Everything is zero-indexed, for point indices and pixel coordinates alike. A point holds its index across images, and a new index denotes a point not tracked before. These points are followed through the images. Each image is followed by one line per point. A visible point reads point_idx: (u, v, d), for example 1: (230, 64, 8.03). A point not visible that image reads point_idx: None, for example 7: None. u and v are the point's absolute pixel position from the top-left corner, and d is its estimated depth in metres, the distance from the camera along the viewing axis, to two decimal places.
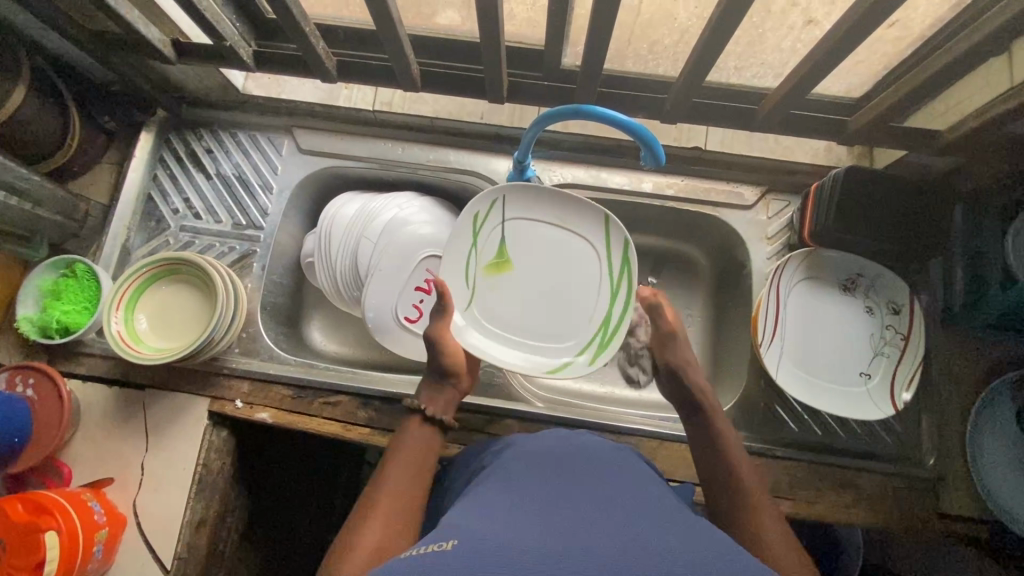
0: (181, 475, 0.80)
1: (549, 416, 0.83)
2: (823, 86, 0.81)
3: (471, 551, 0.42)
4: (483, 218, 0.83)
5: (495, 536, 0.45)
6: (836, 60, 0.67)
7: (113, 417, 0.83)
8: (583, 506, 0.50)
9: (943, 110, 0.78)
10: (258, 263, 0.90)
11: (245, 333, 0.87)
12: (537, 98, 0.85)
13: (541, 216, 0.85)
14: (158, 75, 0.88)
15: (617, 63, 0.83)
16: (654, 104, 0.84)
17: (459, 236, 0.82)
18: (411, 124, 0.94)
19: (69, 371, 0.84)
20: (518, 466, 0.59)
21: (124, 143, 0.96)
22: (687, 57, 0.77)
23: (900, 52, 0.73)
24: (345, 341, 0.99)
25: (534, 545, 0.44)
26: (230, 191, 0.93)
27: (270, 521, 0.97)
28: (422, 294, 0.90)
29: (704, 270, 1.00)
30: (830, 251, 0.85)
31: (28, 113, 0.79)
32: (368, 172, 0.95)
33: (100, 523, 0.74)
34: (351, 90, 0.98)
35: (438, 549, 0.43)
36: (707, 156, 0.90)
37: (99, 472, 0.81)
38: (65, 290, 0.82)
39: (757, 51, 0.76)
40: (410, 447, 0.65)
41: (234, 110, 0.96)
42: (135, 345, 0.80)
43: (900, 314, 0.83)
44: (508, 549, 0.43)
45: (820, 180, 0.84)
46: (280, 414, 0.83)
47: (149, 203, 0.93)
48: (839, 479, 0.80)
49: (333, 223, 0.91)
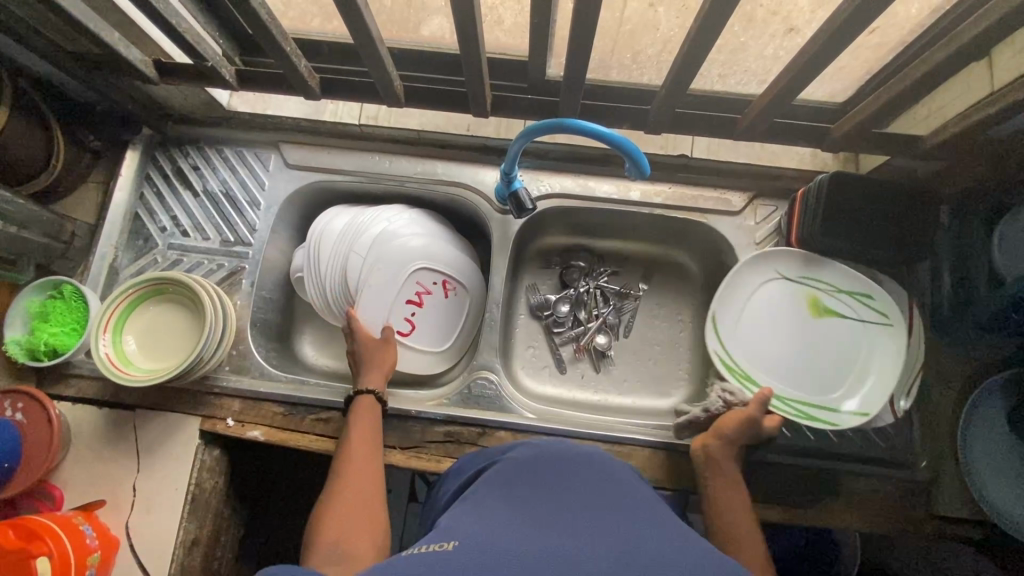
0: (174, 495, 0.80)
1: (542, 427, 0.83)
2: (807, 93, 0.82)
3: (457, 562, 0.42)
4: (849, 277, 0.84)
5: (483, 545, 0.45)
6: (817, 68, 0.68)
7: (104, 439, 0.82)
8: (573, 513, 0.50)
9: (926, 114, 0.79)
10: (246, 280, 0.90)
11: (236, 350, 0.87)
12: (522, 110, 0.85)
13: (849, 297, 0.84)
14: (142, 94, 0.88)
15: (601, 73, 0.83)
16: (639, 114, 0.84)
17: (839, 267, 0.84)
18: (398, 137, 0.94)
19: (58, 393, 0.84)
20: (508, 474, 0.58)
21: (110, 161, 0.96)
22: (670, 66, 0.77)
23: (881, 58, 0.74)
24: (337, 355, 0.98)
25: (522, 555, 0.44)
26: (218, 209, 0.93)
27: (266, 537, 0.96)
28: (412, 306, 0.90)
29: (695, 275, 1.00)
30: (818, 255, 0.85)
31: (11, 136, 0.78)
32: (356, 186, 0.95)
33: (92, 546, 0.74)
34: (337, 104, 0.98)
35: (425, 558, 0.43)
36: (693, 164, 0.91)
37: (91, 494, 0.81)
38: (53, 312, 0.82)
39: (740, 59, 0.76)
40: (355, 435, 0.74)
41: (220, 127, 0.95)
42: (124, 367, 0.79)
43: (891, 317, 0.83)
44: (494, 559, 0.43)
45: (807, 184, 0.84)
46: (271, 431, 0.83)
47: (137, 222, 0.92)
48: (832, 483, 0.80)
49: (322, 238, 0.90)
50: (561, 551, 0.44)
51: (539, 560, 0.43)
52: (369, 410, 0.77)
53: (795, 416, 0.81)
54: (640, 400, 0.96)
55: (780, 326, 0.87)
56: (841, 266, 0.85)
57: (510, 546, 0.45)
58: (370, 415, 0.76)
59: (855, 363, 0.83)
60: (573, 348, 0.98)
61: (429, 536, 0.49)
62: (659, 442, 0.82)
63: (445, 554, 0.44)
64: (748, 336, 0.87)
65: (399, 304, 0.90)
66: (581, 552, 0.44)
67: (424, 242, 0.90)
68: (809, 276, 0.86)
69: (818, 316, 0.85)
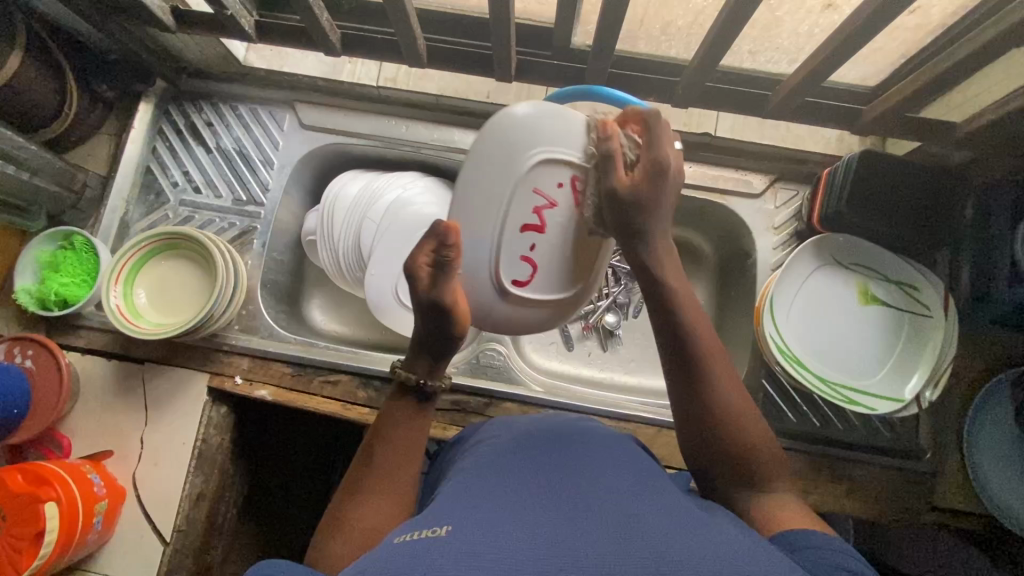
0: (181, 449, 0.81)
1: (548, 401, 0.83)
2: (838, 74, 0.80)
3: (451, 552, 0.40)
4: (884, 266, 0.82)
5: (481, 530, 0.42)
6: (854, 46, 0.66)
7: (114, 390, 0.83)
8: (573, 494, 0.47)
9: (960, 101, 0.77)
10: (258, 240, 0.89)
11: (245, 310, 0.86)
12: (547, 77, 0.83)
13: (885, 284, 0.83)
14: (158, 44, 0.86)
15: (628, 44, 0.81)
16: (666, 88, 0.82)
17: (878, 253, 0.82)
18: (416, 102, 0.92)
19: (68, 344, 0.84)
20: (510, 447, 0.57)
21: (123, 112, 0.94)
22: (701, 39, 0.75)
23: (920, 40, 0.71)
24: (346, 321, 0.98)
25: (520, 541, 0.41)
26: (231, 166, 0.92)
27: (268, 496, 0.98)
28: (532, 235, 0.62)
29: (709, 258, 0.99)
30: (841, 242, 0.83)
31: (24, 80, 0.77)
32: (370, 150, 0.93)
33: (100, 495, 0.74)
34: (355, 64, 0.97)
35: (421, 539, 0.42)
36: (716, 143, 0.89)
37: (98, 444, 0.81)
38: (63, 262, 0.81)
39: (773, 35, 0.74)
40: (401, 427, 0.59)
41: (235, 82, 0.93)
42: (134, 320, 0.79)
43: (921, 313, 0.81)
44: (491, 545, 0.41)
45: (830, 167, 0.83)
46: (279, 391, 0.83)
47: (149, 176, 0.91)
48: (835, 470, 0.81)
49: (336, 203, 0.89)
50: (561, 539, 0.42)
51: (538, 550, 0.41)
52: (411, 413, 0.60)
53: (844, 402, 0.78)
54: (646, 381, 0.96)
55: (818, 312, 0.83)
56: (874, 251, 0.82)
57: (513, 522, 0.43)
58: (413, 418, 0.60)
59: (888, 357, 0.81)
60: (581, 326, 0.98)
61: (420, 519, 0.46)
62: (665, 421, 0.82)
63: (439, 542, 0.41)
64: (793, 320, 0.83)
65: (513, 234, 0.62)
66: (586, 544, 0.41)
67: (531, 126, 0.60)
68: (860, 263, 0.83)
69: (865, 304, 0.83)
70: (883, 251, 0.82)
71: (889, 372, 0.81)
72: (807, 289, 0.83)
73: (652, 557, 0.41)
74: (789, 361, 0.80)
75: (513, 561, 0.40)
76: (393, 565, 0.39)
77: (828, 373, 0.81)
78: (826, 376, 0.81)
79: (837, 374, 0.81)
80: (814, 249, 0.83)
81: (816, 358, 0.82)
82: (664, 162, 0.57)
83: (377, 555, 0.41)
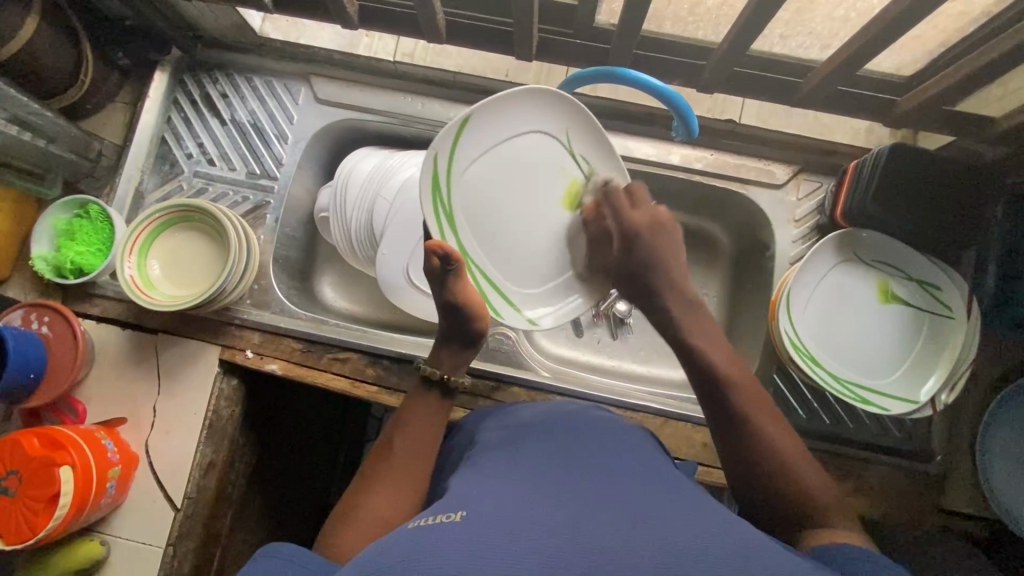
0: (192, 420, 0.82)
1: (555, 387, 0.83)
2: (874, 62, 0.76)
3: (465, 536, 0.39)
4: (913, 270, 0.80)
5: (494, 515, 0.42)
6: (893, 32, 0.63)
7: (127, 359, 0.84)
8: (590, 487, 0.46)
9: (999, 95, 0.74)
10: (270, 215, 0.89)
11: (257, 285, 0.87)
12: (569, 57, 0.81)
13: (908, 286, 0.81)
14: (174, 11, 0.85)
15: (654, 24, 0.78)
16: (690, 72, 0.80)
17: (910, 256, 0.80)
18: (433, 78, 0.90)
19: (83, 312, 0.84)
20: (523, 435, 0.57)
21: (138, 81, 0.93)
22: (730, 22, 0.72)
23: (961, 29, 0.68)
24: (358, 299, 0.98)
25: (531, 524, 0.41)
26: (245, 139, 0.91)
27: (275, 467, 1.00)
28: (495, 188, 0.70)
29: (725, 248, 0.97)
30: (867, 235, 0.80)
31: (38, 44, 0.76)
32: (385, 127, 0.92)
33: (113, 461, 0.76)
34: (372, 37, 0.94)
35: (429, 528, 0.41)
36: (740, 131, 0.86)
37: (112, 412, 0.83)
38: (79, 231, 0.82)
39: (807, 19, 0.71)
40: (416, 432, 0.62)
41: (252, 53, 0.92)
42: (148, 291, 0.80)
43: (952, 319, 0.78)
44: (502, 527, 0.40)
45: (858, 160, 0.80)
46: (289, 366, 0.83)
47: (163, 146, 0.90)
48: (844, 469, 0.80)
49: (349, 179, 0.88)
50: (572, 524, 0.41)
51: (552, 537, 0.40)
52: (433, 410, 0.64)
53: (857, 401, 0.77)
54: (654, 369, 0.96)
55: (835, 307, 0.82)
56: (897, 247, 0.80)
57: (524, 507, 0.43)
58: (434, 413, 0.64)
59: (909, 361, 0.80)
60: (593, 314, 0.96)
61: (430, 507, 0.46)
62: (672, 411, 0.82)
63: (448, 526, 0.41)
64: (808, 318, 0.81)
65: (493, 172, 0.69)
66: (598, 530, 0.41)
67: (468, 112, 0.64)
68: (882, 261, 0.81)
69: (885, 302, 0.81)
70: (909, 257, 0.80)
71: (909, 375, 0.79)
72: (845, 290, 0.82)
73: (664, 550, 0.40)
74: (803, 356, 0.79)
75: (521, 547, 0.39)
76: (403, 550, 0.39)
77: (843, 372, 0.80)
78: (840, 374, 0.79)
79: (852, 373, 0.80)
80: (836, 244, 0.81)
81: (831, 358, 0.80)
82: (639, 227, 0.67)
83: (391, 539, 0.41)
